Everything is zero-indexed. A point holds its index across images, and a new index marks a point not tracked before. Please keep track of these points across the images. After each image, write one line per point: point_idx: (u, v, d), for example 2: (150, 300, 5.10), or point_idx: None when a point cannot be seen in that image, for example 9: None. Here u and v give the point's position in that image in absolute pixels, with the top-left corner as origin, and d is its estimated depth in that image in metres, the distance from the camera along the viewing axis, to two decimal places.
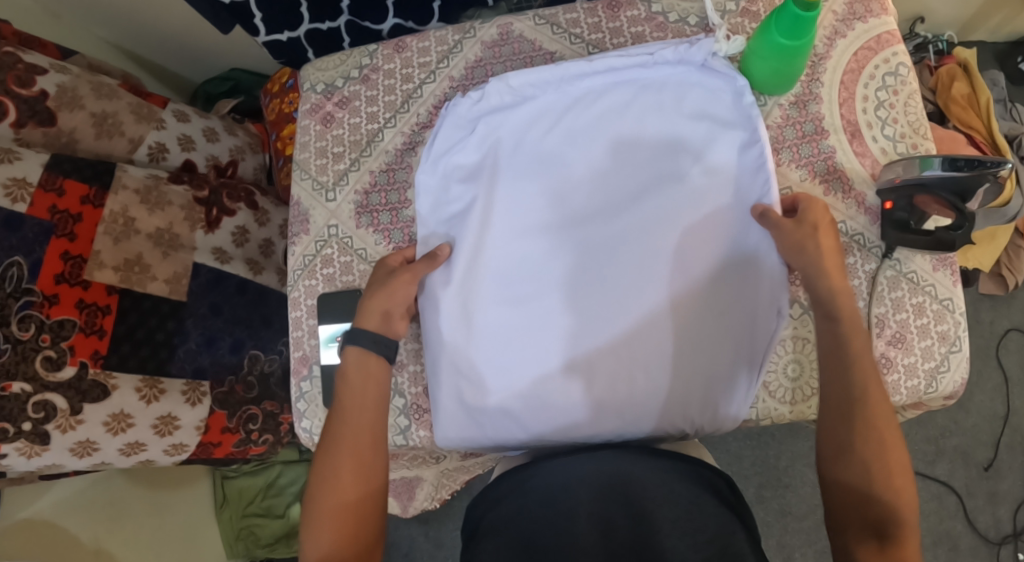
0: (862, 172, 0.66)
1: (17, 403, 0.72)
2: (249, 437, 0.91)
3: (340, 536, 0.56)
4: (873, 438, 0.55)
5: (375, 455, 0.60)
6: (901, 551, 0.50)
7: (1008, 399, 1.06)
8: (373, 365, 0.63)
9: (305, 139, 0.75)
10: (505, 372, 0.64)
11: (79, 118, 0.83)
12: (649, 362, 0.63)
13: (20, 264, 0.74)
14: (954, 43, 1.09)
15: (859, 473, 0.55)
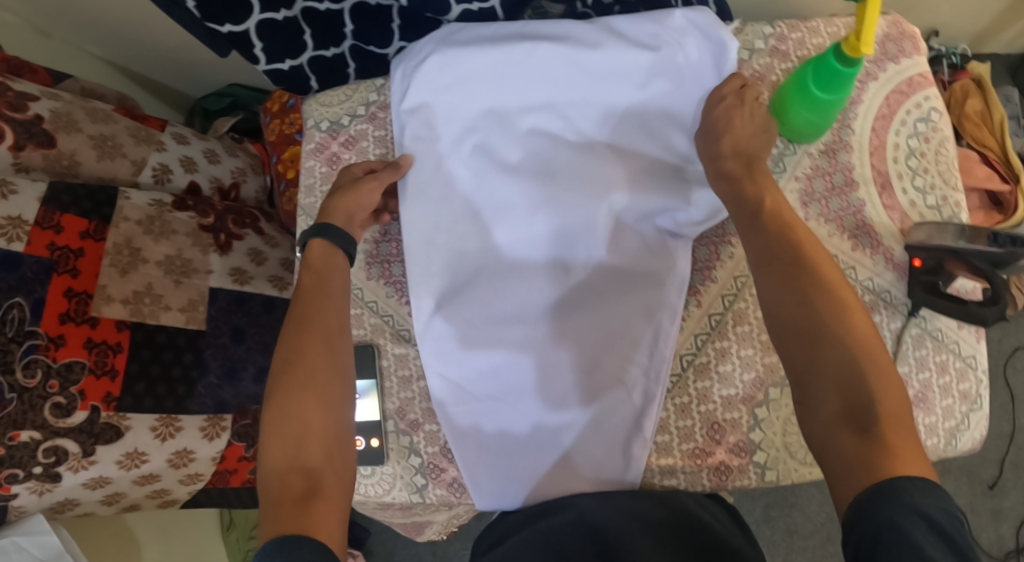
0: (892, 227, 0.64)
1: (27, 451, 0.66)
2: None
3: (289, 444, 0.53)
4: (814, 275, 0.51)
5: (340, 344, 0.59)
6: (882, 426, 0.45)
7: (1014, 417, 1.06)
8: (334, 258, 0.63)
9: (310, 182, 0.72)
10: (475, 376, 0.64)
11: (78, 140, 0.76)
12: (609, 369, 0.62)
13: (22, 305, 0.66)
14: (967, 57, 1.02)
15: (817, 328, 0.49)
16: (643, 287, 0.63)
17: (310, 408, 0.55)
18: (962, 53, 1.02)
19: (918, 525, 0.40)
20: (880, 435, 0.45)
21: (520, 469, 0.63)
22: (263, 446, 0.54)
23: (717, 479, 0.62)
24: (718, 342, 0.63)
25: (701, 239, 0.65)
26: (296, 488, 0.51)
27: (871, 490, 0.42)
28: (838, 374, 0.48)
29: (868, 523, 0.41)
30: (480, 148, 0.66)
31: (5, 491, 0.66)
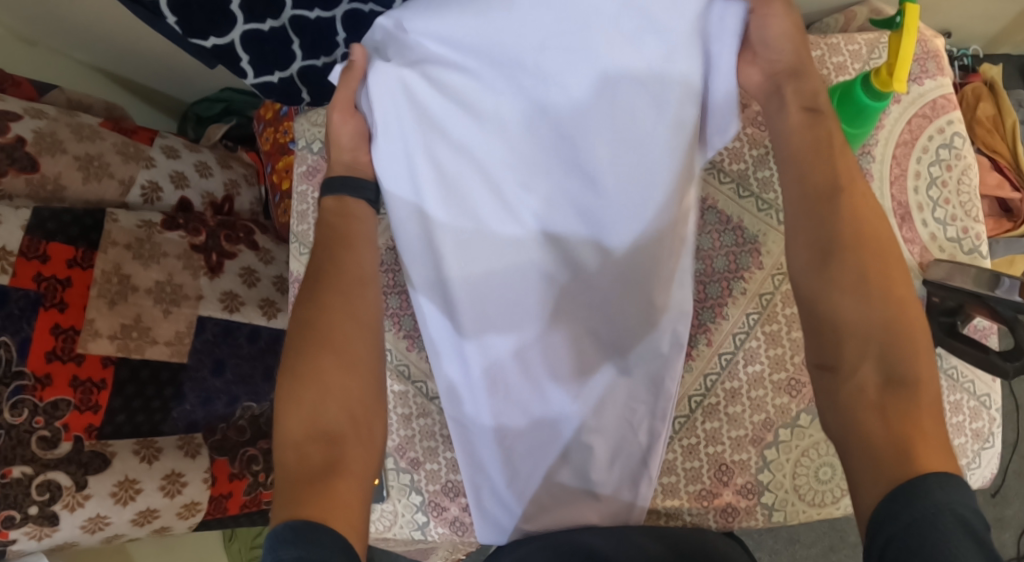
0: (910, 261, 0.62)
1: (20, 489, 0.65)
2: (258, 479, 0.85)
3: (310, 406, 0.51)
4: (853, 226, 0.49)
5: (365, 296, 0.57)
6: (915, 391, 0.42)
7: (1018, 426, 1.06)
8: (355, 210, 0.61)
9: (302, 208, 0.69)
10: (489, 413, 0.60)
11: (63, 163, 0.76)
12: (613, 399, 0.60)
13: (7, 343, 0.65)
14: (978, 58, 0.98)
15: (857, 282, 0.47)
16: (656, 316, 0.59)
17: (328, 367, 0.53)
18: (973, 55, 0.98)
19: (948, 529, 0.35)
20: (912, 416, 0.42)
21: (539, 507, 0.60)
22: (280, 413, 0.51)
23: (724, 520, 0.60)
24: (728, 383, 0.61)
25: (712, 275, 0.62)
26: (314, 459, 0.48)
27: (897, 487, 0.38)
28: (880, 336, 0.45)
29: (894, 526, 0.37)
30: (479, 169, 0.59)
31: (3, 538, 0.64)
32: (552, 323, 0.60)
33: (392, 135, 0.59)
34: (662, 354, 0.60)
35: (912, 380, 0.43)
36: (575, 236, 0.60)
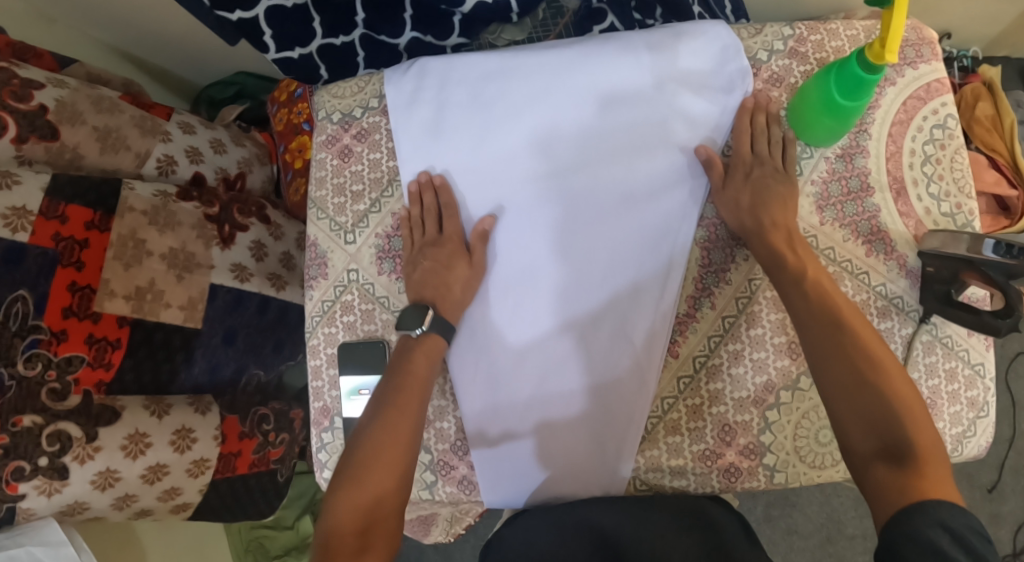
0: (906, 234, 0.65)
1: (30, 438, 0.68)
2: (266, 438, 0.94)
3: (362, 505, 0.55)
4: (849, 327, 0.55)
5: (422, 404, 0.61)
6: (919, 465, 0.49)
7: (1014, 422, 1.08)
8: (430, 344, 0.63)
9: (320, 175, 0.70)
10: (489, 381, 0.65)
11: (82, 133, 0.79)
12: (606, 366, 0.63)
13: (25, 299, 0.70)
14: (978, 60, 1.03)
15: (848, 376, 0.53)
16: (642, 285, 0.64)
17: (383, 477, 0.57)
18: (973, 57, 1.03)
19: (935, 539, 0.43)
20: (914, 467, 0.48)
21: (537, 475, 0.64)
22: (332, 505, 0.55)
23: (727, 481, 0.62)
24: (732, 344, 0.63)
25: (715, 242, 0.64)
26: (347, 548, 0.53)
27: (902, 512, 0.46)
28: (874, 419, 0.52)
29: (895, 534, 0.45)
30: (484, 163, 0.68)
31: (13, 490, 0.67)
32: (552, 289, 0.65)
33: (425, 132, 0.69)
34: (651, 324, 0.63)
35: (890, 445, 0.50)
36: (575, 207, 0.66)
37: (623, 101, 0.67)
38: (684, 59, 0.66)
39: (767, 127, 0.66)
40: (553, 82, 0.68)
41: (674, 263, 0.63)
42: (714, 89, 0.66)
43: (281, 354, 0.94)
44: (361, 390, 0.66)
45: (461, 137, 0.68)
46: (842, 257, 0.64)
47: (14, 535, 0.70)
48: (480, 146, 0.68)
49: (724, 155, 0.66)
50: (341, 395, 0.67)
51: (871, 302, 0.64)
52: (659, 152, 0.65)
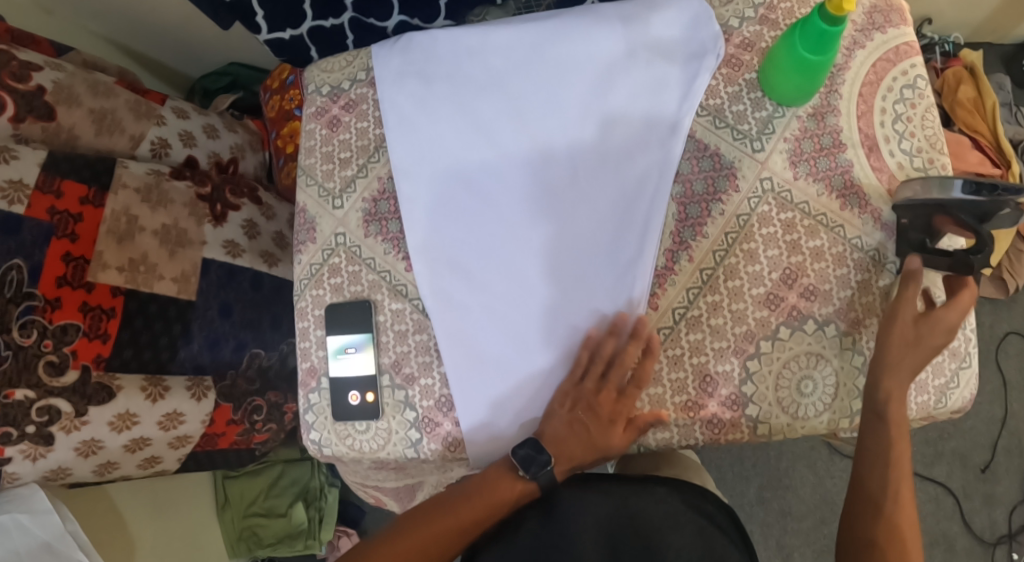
0: (880, 188, 0.66)
1: (21, 410, 0.70)
2: (253, 426, 0.94)
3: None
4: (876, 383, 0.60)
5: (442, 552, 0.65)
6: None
7: (1007, 402, 1.07)
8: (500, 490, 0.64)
9: (310, 144, 0.72)
10: (474, 344, 0.65)
11: (78, 115, 0.82)
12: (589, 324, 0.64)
13: (20, 267, 0.72)
14: (960, 45, 1.05)
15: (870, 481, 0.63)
16: (622, 244, 0.64)
17: None
18: (955, 41, 1.05)
19: None
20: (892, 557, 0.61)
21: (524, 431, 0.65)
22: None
23: (710, 433, 0.62)
24: (710, 296, 0.63)
25: (691, 197, 0.65)
26: None
27: None
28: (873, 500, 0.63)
29: None
30: (465, 129, 0.68)
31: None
32: (535, 251, 0.65)
33: (408, 101, 0.70)
34: (631, 281, 0.63)
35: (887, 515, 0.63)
36: (556, 170, 0.66)
37: (600, 67, 0.68)
38: (657, 27, 0.68)
39: (739, 89, 0.67)
40: (532, 52, 0.69)
41: (654, 220, 0.64)
42: (688, 52, 0.67)
43: (279, 331, 0.95)
44: (347, 348, 0.67)
45: (441, 103, 0.69)
46: (816, 211, 0.65)
47: (1, 503, 0.72)
48: (459, 112, 0.69)
49: (699, 115, 0.67)
50: (328, 355, 0.68)
51: (848, 254, 0.65)
52: (637, 115, 0.66)
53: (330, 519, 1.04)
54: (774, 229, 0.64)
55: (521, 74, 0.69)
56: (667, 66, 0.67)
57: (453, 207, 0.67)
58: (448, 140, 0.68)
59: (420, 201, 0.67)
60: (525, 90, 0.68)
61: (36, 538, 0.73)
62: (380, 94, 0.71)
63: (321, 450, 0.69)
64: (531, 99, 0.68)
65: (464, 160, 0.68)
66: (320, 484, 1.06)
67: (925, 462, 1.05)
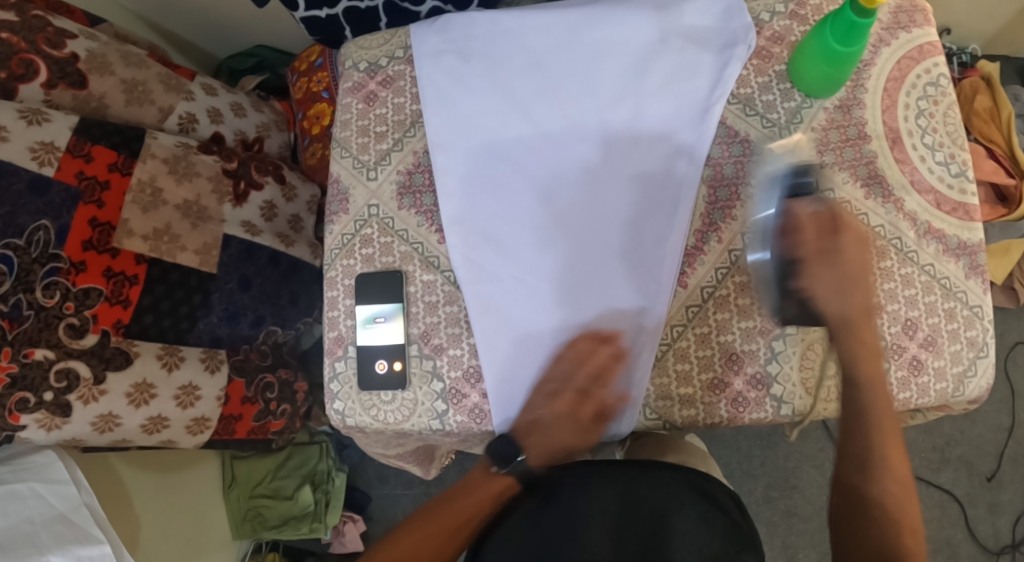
0: (902, 179, 0.68)
1: (39, 371, 0.70)
2: (268, 407, 0.93)
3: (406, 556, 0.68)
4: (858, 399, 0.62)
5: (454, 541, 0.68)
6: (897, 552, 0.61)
7: (1014, 411, 1.08)
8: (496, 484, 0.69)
9: (346, 117, 0.74)
10: (502, 315, 0.66)
11: (109, 83, 0.82)
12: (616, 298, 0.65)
13: (47, 228, 0.72)
14: (977, 56, 1.08)
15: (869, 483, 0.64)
16: (651, 222, 0.66)
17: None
18: (972, 53, 1.08)
19: None
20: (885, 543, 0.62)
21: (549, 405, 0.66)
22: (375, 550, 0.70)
23: (734, 410, 0.63)
24: (738, 276, 0.65)
25: (721, 181, 0.67)
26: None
27: None
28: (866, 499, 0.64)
29: None
30: (500, 107, 0.70)
31: (15, 421, 0.69)
32: (565, 226, 0.67)
33: (445, 79, 0.72)
34: (659, 257, 0.65)
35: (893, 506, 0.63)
36: (587, 149, 0.68)
37: (633, 51, 0.69)
38: (690, 16, 0.70)
39: (768, 80, 0.69)
40: (568, 35, 0.71)
41: (683, 198, 0.66)
42: (719, 40, 0.69)
43: (297, 308, 0.94)
44: (376, 318, 0.68)
45: (478, 82, 0.71)
46: (841, 199, 0.67)
47: (18, 471, 0.71)
48: (494, 91, 0.70)
49: (730, 103, 0.69)
50: (357, 324, 0.69)
51: (871, 241, 0.66)
52: (668, 99, 0.68)
53: (337, 504, 1.05)
54: None
55: (556, 56, 0.71)
56: (699, 51, 0.69)
57: (487, 182, 0.69)
58: (484, 118, 0.70)
59: (455, 176, 0.69)
60: (560, 71, 0.70)
61: (51, 508, 0.72)
62: (418, 71, 0.72)
63: (344, 420, 0.69)
64: (566, 80, 0.70)
65: (499, 138, 0.70)
66: (328, 467, 1.06)
67: (932, 467, 1.06)
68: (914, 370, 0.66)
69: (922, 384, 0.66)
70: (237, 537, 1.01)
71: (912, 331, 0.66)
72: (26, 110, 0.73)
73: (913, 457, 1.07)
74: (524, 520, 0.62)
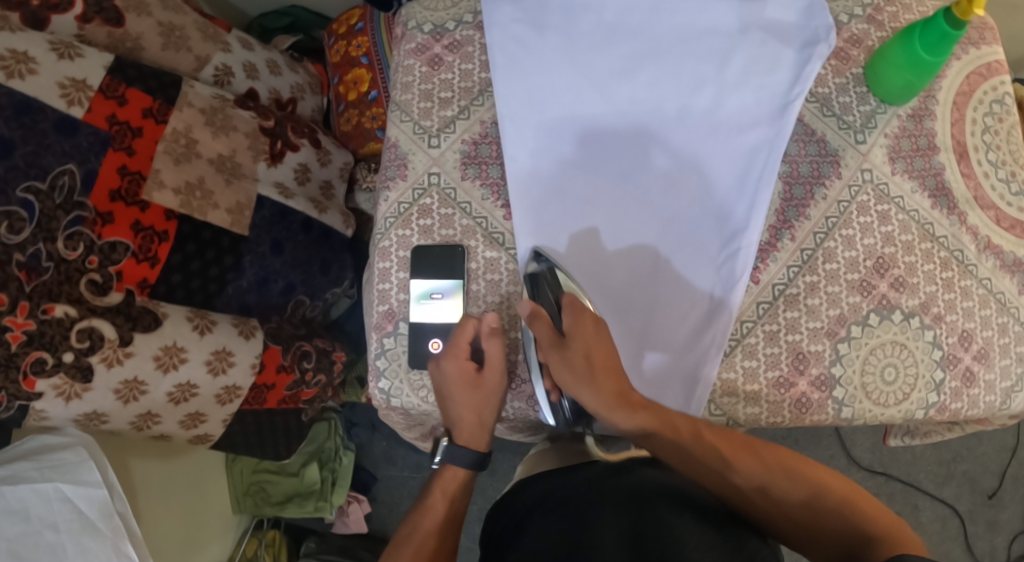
0: (966, 192, 0.68)
1: (59, 329, 0.64)
2: (302, 377, 0.88)
3: None
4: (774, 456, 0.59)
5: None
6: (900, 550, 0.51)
7: (1019, 432, 1.11)
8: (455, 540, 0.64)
9: (407, 80, 0.70)
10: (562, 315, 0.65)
11: (146, 25, 0.77)
12: (673, 301, 0.65)
13: (73, 173, 0.66)
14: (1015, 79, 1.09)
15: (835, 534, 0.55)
16: (717, 221, 0.66)
17: None
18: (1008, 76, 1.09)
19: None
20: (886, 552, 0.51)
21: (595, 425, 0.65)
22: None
23: (797, 411, 0.64)
24: (808, 276, 0.65)
25: (797, 178, 0.67)
26: None
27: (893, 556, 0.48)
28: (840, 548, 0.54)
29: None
30: (573, 88, 0.67)
31: (30, 386, 0.63)
32: (631, 217, 0.66)
33: (517, 49, 0.68)
34: (728, 259, 0.65)
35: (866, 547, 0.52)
36: (659, 137, 0.67)
37: (715, 39, 0.67)
38: (772, 9, 0.68)
39: (846, 81, 0.69)
40: (646, 15, 0.68)
41: (762, 195, 0.65)
42: (802, 35, 0.67)
43: (329, 277, 0.93)
44: (433, 294, 0.64)
45: (553, 55, 0.68)
46: (910, 207, 0.67)
47: (45, 469, 0.67)
48: (569, 66, 0.68)
49: (809, 101, 0.68)
50: (410, 298, 0.66)
51: (935, 251, 0.67)
52: (746, 93, 0.67)
53: (343, 483, 1.06)
54: (871, 219, 0.66)
55: (633, 37, 0.68)
56: (781, 47, 0.67)
57: (555, 161, 0.67)
58: (557, 94, 0.67)
59: (523, 153, 0.67)
60: (639, 53, 0.67)
61: (79, 513, 0.68)
62: (488, 35, 0.69)
63: (388, 401, 0.66)
64: (642, 63, 0.67)
65: (571, 116, 0.67)
66: (334, 446, 1.07)
67: (937, 481, 1.10)
68: (965, 381, 0.66)
69: (972, 395, 0.66)
70: (238, 513, 1.02)
71: (967, 342, 0.66)
72: (57, 42, 0.68)
73: (920, 471, 1.11)
74: (542, 525, 0.56)
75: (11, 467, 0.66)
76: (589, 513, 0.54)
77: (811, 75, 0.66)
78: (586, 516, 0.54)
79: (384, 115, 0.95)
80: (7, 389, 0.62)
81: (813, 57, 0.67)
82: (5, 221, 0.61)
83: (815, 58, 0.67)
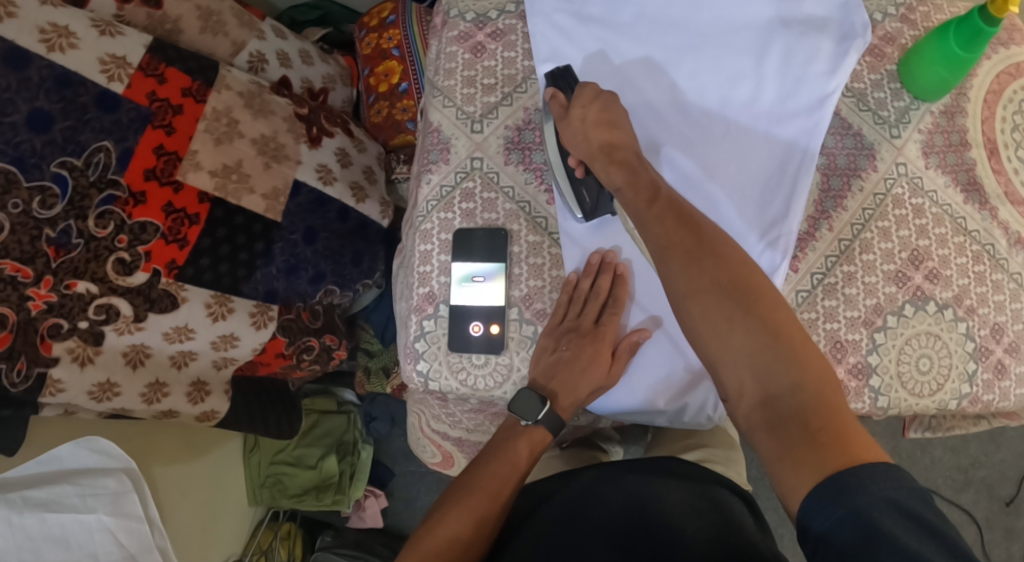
0: (997, 187, 0.69)
1: (79, 303, 0.65)
2: (299, 364, 0.87)
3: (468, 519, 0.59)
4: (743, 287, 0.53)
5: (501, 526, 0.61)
6: (834, 441, 0.46)
7: None
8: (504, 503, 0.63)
9: (450, 66, 0.70)
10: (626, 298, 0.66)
11: (185, 8, 0.77)
12: None
13: (109, 151, 0.67)
14: None
15: (781, 386, 0.50)
16: (757, 208, 0.66)
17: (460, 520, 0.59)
18: None
19: (887, 515, 0.41)
20: (822, 439, 0.46)
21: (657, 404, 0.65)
22: (444, 513, 0.60)
23: None
24: (846, 266, 0.66)
25: (834, 170, 0.68)
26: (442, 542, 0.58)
27: (831, 476, 0.44)
28: (763, 402, 0.50)
29: (840, 509, 0.42)
30: (616, 78, 0.69)
31: (47, 351, 0.63)
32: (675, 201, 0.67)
33: (559, 40, 0.69)
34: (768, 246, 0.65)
35: (795, 410, 0.48)
36: (701, 125, 0.68)
37: (753, 33, 0.69)
38: (810, 4, 0.69)
39: (881, 78, 0.70)
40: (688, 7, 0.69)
41: (799, 186, 0.66)
42: (839, 30, 0.69)
43: (360, 268, 0.89)
44: (475, 276, 0.65)
45: (595, 46, 0.69)
46: (943, 201, 0.68)
47: (88, 497, 0.71)
48: (612, 58, 0.69)
49: (844, 96, 0.70)
50: (452, 281, 0.66)
51: (968, 245, 0.68)
52: (784, 85, 0.68)
53: (361, 476, 1.07)
54: (906, 211, 0.68)
55: (676, 28, 0.69)
56: (820, 38, 0.68)
57: None
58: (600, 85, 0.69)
59: None
60: (681, 45, 0.69)
61: (119, 545, 0.72)
62: (531, 25, 0.70)
63: (427, 384, 0.65)
64: (684, 55, 0.68)
65: None
66: (354, 438, 1.07)
67: (955, 487, 1.11)
68: (997, 373, 0.66)
69: (1005, 387, 0.67)
70: (253, 504, 0.99)
71: (999, 335, 0.67)
72: (98, 21, 0.68)
73: (939, 476, 1.12)
74: (541, 535, 0.57)
75: (54, 490, 0.69)
76: (589, 523, 0.55)
77: (846, 69, 0.68)
78: (586, 526, 0.55)
79: (415, 107, 0.96)
80: (27, 354, 0.62)
81: (848, 51, 0.68)
82: (39, 196, 0.63)
83: (852, 52, 0.68)
